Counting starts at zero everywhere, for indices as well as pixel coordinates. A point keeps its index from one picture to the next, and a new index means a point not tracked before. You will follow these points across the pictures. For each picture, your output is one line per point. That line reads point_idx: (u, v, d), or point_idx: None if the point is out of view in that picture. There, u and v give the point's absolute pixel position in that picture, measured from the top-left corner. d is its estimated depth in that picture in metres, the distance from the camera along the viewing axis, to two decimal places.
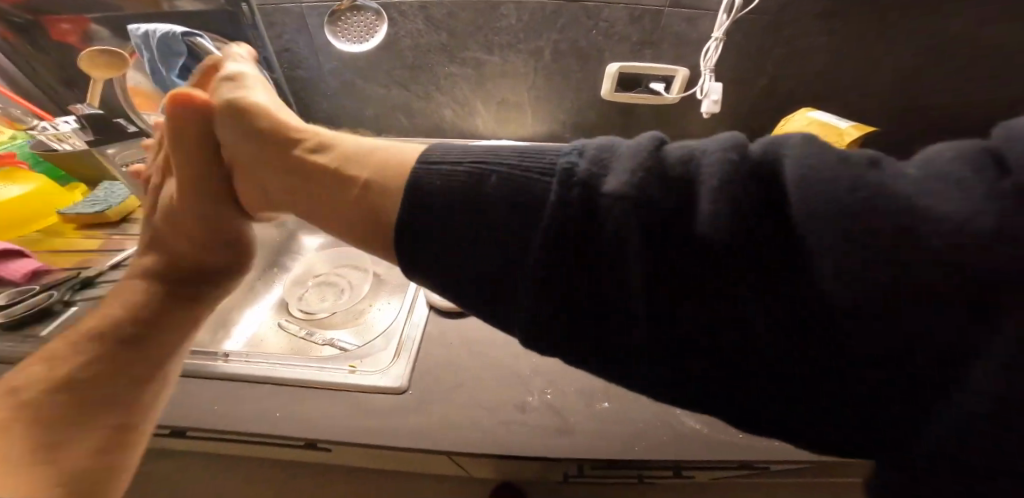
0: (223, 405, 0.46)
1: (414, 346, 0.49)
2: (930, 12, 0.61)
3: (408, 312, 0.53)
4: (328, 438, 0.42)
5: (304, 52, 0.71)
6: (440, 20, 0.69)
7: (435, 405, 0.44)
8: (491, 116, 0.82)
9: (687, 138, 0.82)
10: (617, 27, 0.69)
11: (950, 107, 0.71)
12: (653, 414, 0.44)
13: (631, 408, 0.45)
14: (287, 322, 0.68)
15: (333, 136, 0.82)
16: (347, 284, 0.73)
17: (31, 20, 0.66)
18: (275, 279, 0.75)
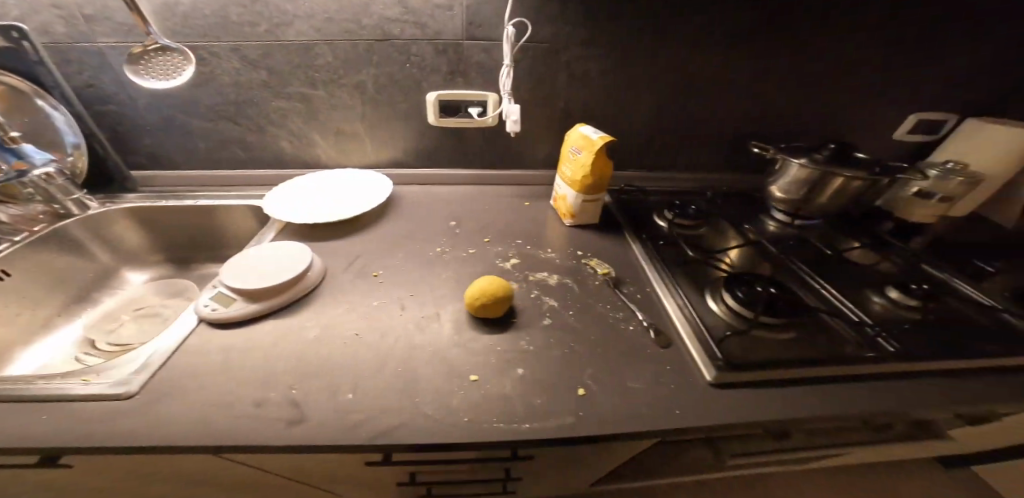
0: None
1: (162, 356, 0.48)
2: (662, 40, 0.77)
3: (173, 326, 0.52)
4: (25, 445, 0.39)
5: (109, 88, 0.73)
6: (256, 59, 0.74)
7: (162, 406, 0.42)
8: (331, 146, 0.85)
9: (520, 158, 0.90)
10: (426, 60, 0.77)
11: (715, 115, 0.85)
12: (395, 401, 0.45)
13: (376, 396, 0.45)
14: (90, 356, 0.65)
15: (167, 169, 0.83)
16: (167, 315, 0.73)
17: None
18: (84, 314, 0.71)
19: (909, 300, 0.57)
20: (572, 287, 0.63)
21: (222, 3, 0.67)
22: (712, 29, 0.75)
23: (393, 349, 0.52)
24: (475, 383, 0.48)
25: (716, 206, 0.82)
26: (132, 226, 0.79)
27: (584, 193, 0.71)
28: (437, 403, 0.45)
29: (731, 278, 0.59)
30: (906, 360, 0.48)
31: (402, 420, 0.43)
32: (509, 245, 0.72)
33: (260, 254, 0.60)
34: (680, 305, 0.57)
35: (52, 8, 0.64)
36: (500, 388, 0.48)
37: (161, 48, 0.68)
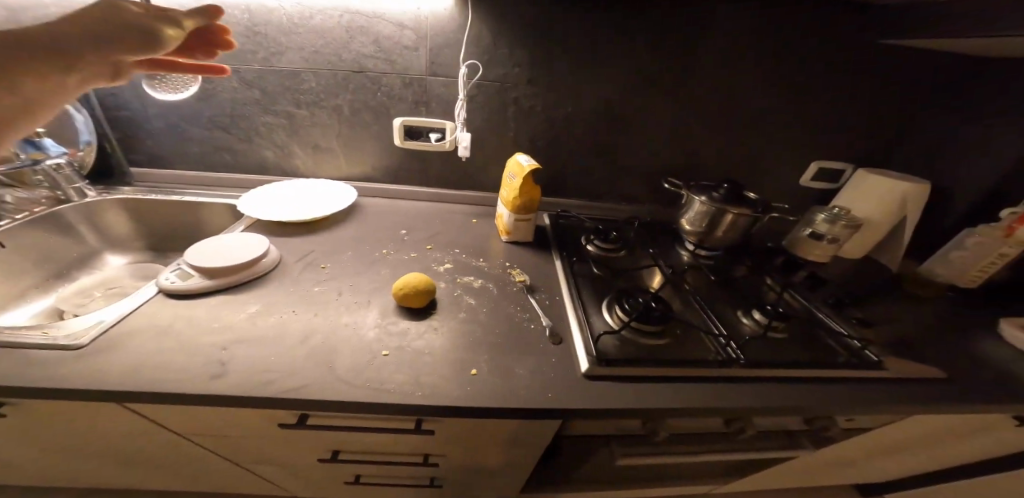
0: None
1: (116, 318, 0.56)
2: (596, 86, 0.90)
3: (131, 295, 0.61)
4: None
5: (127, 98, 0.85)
6: (252, 81, 0.86)
7: (109, 357, 0.51)
8: (308, 158, 0.96)
9: (476, 180, 1.01)
10: (395, 91, 0.89)
11: (645, 153, 0.97)
12: (309, 365, 0.54)
13: (293, 360, 0.54)
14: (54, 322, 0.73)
15: (158, 169, 0.94)
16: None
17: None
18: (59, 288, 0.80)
19: (766, 320, 0.68)
20: (491, 290, 0.72)
21: (228, 31, 0.81)
22: (639, 80, 0.88)
23: (321, 325, 0.60)
24: (384, 356, 0.56)
25: (639, 235, 0.93)
26: (122, 215, 0.89)
27: (516, 212, 0.81)
28: (348, 364, 0.54)
29: (625, 293, 0.70)
30: (749, 366, 0.59)
31: (310, 381, 0.51)
32: (449, 253, 0.82)
33: (222, 242, 0.69)
34: (578, 311, 0.66)
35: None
36: (403, 361, 0.56)
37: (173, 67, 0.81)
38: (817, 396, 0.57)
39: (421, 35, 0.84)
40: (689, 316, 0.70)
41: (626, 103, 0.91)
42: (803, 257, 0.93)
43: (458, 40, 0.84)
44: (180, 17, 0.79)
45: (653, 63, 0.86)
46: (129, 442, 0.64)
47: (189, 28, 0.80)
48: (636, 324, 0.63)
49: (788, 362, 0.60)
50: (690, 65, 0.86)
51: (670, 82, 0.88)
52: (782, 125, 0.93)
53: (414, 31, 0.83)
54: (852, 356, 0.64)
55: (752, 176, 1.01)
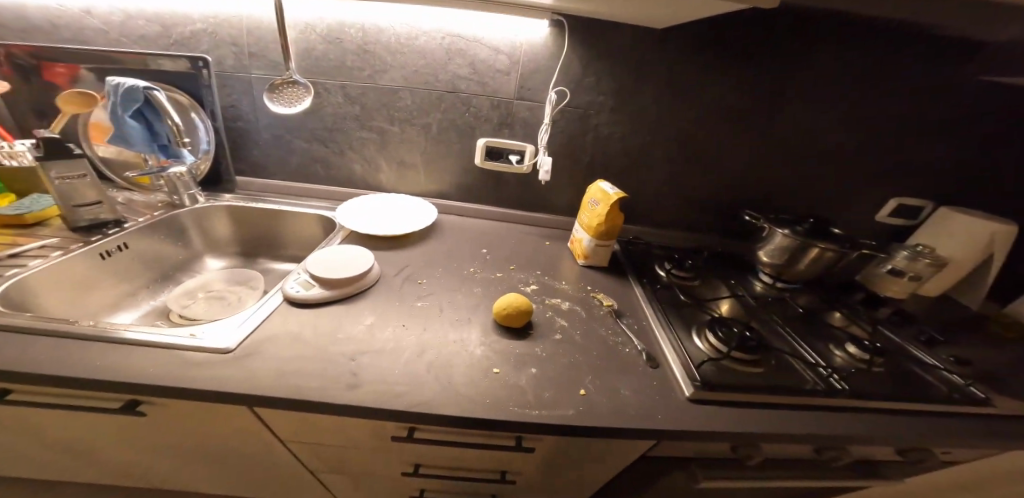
0: (71, 351, 0.55)
1: (251, 326, 0.62)
2: (677, 116, 0.93)
3: (260, 303, 0.67)
4: (151, 384, 0.52)
5: (245, 110, 0.91)
6: (356, 97, 0.91)
7: (253, 366, 0.56)
8: (393, 173, 1.01)
9: (548, 201, 1.04)
10: (483, 112, 0.94)
11: (719, 181, 0.99)
12: (428, 380, 0.58)
13: (413, 376, 0.58)
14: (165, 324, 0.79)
15: (256, 178, 1.00)
16: (233, 300, 0.86)
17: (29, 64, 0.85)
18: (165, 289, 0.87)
19: (864, 354, 0.69)
20: (580, 313, 0.75)
21: (343, 51, 0.86)
22: (719, 108, 0.91)
23: (432, 341, 0.65)
24: (496, 374, 0.60)
25: (711, 264, 0.95)
26: (224, 222, 0.96)
27: (597, 238, 0.85)
28: (465, 384, 0.58)
29: (715, 320, 0.72)
30: (852, 397, 0.61)
31: (432, 396, 0.55)
32: (530, 275, 0.85)
33: (335, 255, 0.74)
34: (671, 337, 0.69)
35: (231, 46, 0.84)
36: (516, 379, 0.59)
37: (291, 82, 0.86)
38: (919, 433, 0.58)
39: (514, 60, 0.88)
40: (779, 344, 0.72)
41: (703, 130, 0.94)
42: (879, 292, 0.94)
43: (550, 67, 0.89)
44: (304, 36, 0.85)
45: (733, 93, 0.89)
46: (232, 442, 0.69)
47: (311, 48, 0.86)
48: (734, 354, 0.65)
49: (887, 397, 0.61)
50: (769, 96, 0.89)
51: (748, 112, 0.91)
52: (857, 159, 0.94)
53: (509, 56, 0.88)
54: (955, 391, 0.65)
55: (822, 208, 1.02)
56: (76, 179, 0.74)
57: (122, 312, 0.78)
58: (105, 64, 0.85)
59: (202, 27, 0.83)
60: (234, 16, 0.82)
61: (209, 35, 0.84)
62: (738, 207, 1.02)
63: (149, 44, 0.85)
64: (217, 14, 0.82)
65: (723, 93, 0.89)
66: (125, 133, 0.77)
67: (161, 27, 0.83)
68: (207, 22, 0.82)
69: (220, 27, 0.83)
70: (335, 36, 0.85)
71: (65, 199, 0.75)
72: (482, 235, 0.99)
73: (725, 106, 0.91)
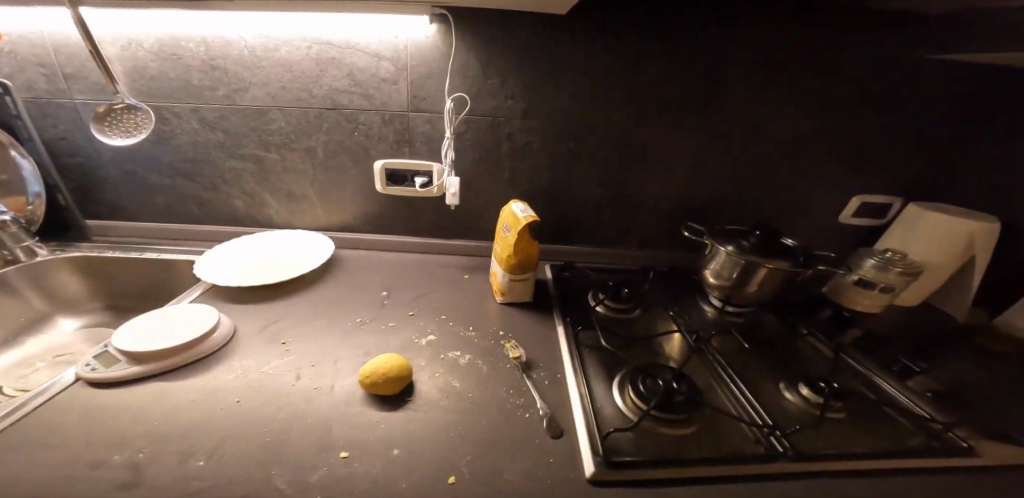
0: None
1: (16, 416, 0.43)
2: (601, 115, 0.80)
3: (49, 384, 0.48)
4: None
5: (80, 142, 0.78)
6: (215, 122, 0.79)
7: None
8: (282, 207, 0.87)
9: (469, 226, 0.90)
10: (374, 128, 0.81)
11: (659, 188, 0.86)
12: (248, 471, 0.41)
13: (231, 464, 0.41)
14: None
15: (118, 222, 0.84)
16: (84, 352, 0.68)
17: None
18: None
19: (818, 397, 0.56)
20: (480, 369, 0.61)
21: (185, 68, 0.74)
22: (643, 103, 0.78)
23: (272, 420, 0.47)
24: (343, 459, 0.45)
25: (654, 289, 0.81)
26: (71, 275, 0.76)
27: (509, 271, 0.71)
28: (292, 475, 0.42)
29: (639, 368, 0.58)
30: (797, 462, 0.46)
31: (246, 493, 0.39)
32: (433, 323, 0.71)
33: (165, 317, 0.57)
34: (583, 395, 0.55)
35: (37, 67, 0.72)
36: (368, 468, 0.44)
37: (128, 107, 0.75)
38: None
39: (400, 66, 0.77)
40: (716, 390, 0.58)
41: (631, 131, 0.81)
42: (850, 307, 0.81)
43: (441, 70, 0.77)
44: (132, 53, 0.73)
45: (656, 86, 0.77)
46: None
47: (143, 66, 0.74)
48: (654, 411, 0.51)
49: (846, 456, 0.48)
50: (700, 84, 0.76)
51: (678, 105, 0.78)
52: (809, 151, 0.82)
53: (392, 61, 0.76)
54: (929, 438, 0.52)
55: (778, 210, 0.89)
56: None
57: None
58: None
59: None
60: (35, 33, 0.70)
61: (9, 56, 0.72)
62: (684, 216, 0.89)
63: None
64: (10, 32, 0.70)
65: (647, 85, 0.77)
66: None
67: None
68: (0, 42, 0.70)
69: (17, 46, 0.70)
70: (171, 52, 0.73)
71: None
72: (391, 271, 0.84)
73: (651, 100, 0.78)
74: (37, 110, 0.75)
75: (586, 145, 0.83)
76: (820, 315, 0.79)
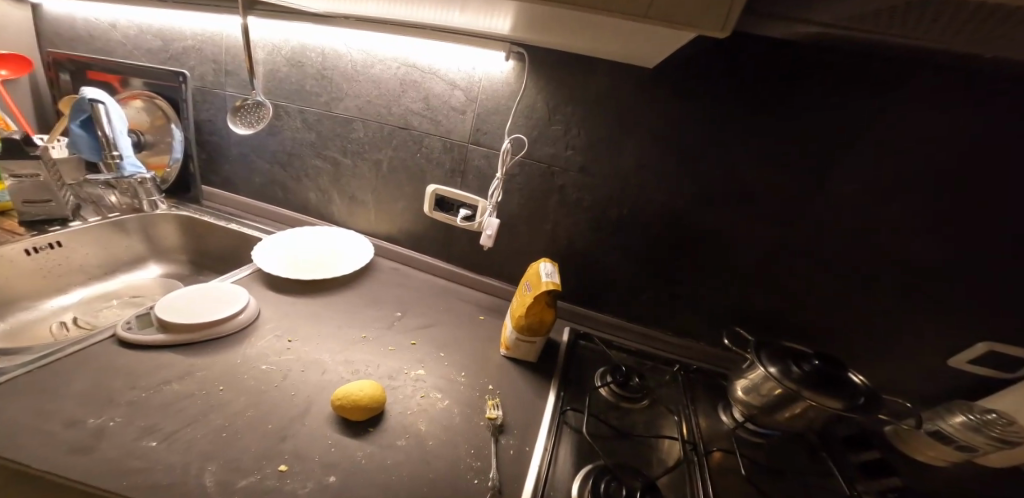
0: None
1: (45, 359, 0.52)
2: (665, 183, 0.71)
3: (87, 337, 0.57)
4: None
5: (219, 125, 0.95)
6: (312, 123, 0.90)
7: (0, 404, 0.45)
8: (344, 207, 0.95)
9: (501, 267, 0.88)
10: (434, 154, 0.85)
11: (721, 276, 0.74)
12: (186, 463, 0.44)
13: (177, 451, 0.44)
14: (58, 329, 0.73)
15: (225, 192, 1.01)
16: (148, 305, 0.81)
17: (75, 70, 0.99)
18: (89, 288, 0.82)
19: None
20: (454, 417, 0.58)
21: (304, 76, 0.87)
22: (719, 181, 0.68)
23: (235, 416, 0.50)
24: (279, 472, 0.45)
25: (671, 381, 0.70)
26: (175, 229, 0.92)
27: (520, 330, 0.66)
28: (223, 476, 0.43)
29: (609, 470, 0.51)
30: None
31: (175, 481, 0.41)
32: (430, 357, 0.69)
33: (204, 294, 0.66)
34: (540, 477, 0.50)
35: (212, 64, 0.91)
36: (296, 489, 0.44)
37: (256, 104, 0.91)
38: None
39: (471, 98, 0.79)
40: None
41: (696, 207, 0.71)
42: (907, 453, 0.65)
43: (508, 108, 0.77)
44: (274, 60, 0.88)
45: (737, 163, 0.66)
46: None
47: (277, 70, 0.88)
48: None
49: None
50: (797, 169, 0.63)
51: (760, 187, 0.66)
52: (940, 280, 0.62)
53: (465, 93, 0.79)
54: None
55: (878, 343, 0.70)
56: (29, 178, 0.74)
57: (28, 311, 0.72)
58: (120, 73, 0.95)
59: (191, 44, 0.92)
60: (217, 34, 0.88)
61: (197, 50, 0.92)
62: (741, 317, 0.75)
63: (151, 57, 0.96)
64: (204, 31, 0.89)
65: (727, 158, 0.66)
66: (74, 141, 0.77)
67: (162, 42, 0.94)
68: (195, 38, 0.90)
69: (206, 46, 0.91)
70: (298, 60, 0.86)
71: (15, 195, 0.73)
72: (416, 291, 0.86)
73: (732, 176, 0.67)
74: (201, 93, 0.95)
75: (641, 209, 0.74)
76: (852, 453, 0.63)
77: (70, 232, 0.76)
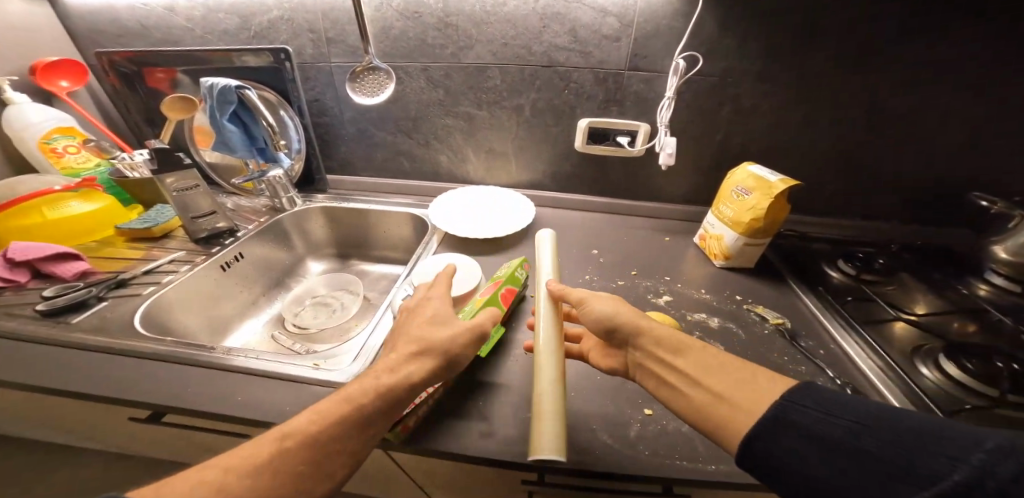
0: (191, 388, 0.49)
1: (371, 352, 0.54)
2: (867, 75, 0.67)
3: (372, 330, 0.58)
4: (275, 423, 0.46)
5: (329, 103, 0.84)
6: (439, 80, 0.79)
7: None
8: (480, 163, 0.90)
9: (662, 189, 0.88)
10: (585, 87, 0.77)
11: (911, 164, 0.73)
12: (574, 428, 0.48)
13: None
14: (279, 335, 0.75)
15: (346, 176, 0.95)
16: (336, 307, 0.80)
17: (134, 71, 0.80)
18: (277, 296, 0.83)
19: None
20: (735, 331, 0.58)
21: (423, 26, 0.73)
22: (930, 66, 0.64)
23: (560, 379, 0.54)
24: (650, 417, 0.49)
25: (907, 264, 0.70)
26: (320, 222, 0.91)
27: (748, 236, 0.67)
28: (614, 432, 0.47)
29: (956, 346, 0.50)
30: None
31: (582, 446, 0.45)
32: (660, 282, 0.71)
33: (439, 267, 0.68)
34: (885, 368, 0.50)
35: (308, 33, 0.76)
36: (676, 427, 0.47)
37: (372, 68, 0.77)
38: None
39: (627, 22, 0.69)
40: None
41: (901, 98, 0.68)
42: None
43: (674, 28, 0.68)
44: (382, 14, 0.73)
45: (956, 48, 0.62)
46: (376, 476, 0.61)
47: (387, 25, 0.74)
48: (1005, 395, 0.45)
49: None
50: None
51: (975, 70, 0.64)
52: None
53: (621, 17, 0.69)
54: None
55: None
56: (189, 189, 0.70)
57: (246, 322, 0.75)
58: (201, 64, 0.78)
59: (278, 15, 0.74)
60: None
61: (285, 21, 0.75)
62: (937, 191, 0.75)
63: (232, 40, 0.78)
64: None
65: (942, 41, 0.62)
66: (225, 137, 0.70)
67: (240, 18, 0.75)
68: (280, 8, 0.73)
69: (297, 12, 0.73)
70: (413, 9, 0.72)
71: (184, 211, 0.70)
72: (589, 229, 0.85)
73: (953, 54, 0.63)
74: (303, 73, 0.81)
75: (831, 112, 0.71)
76: None
77: (243, 242, 0.76)
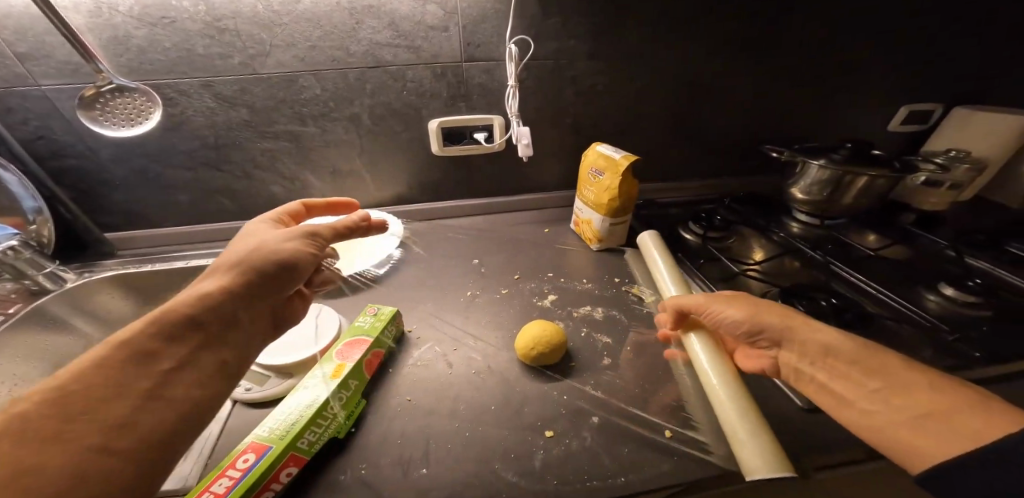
0: None
1: (207, 443, 0.44)
2: (675, 44, 0.71)
3: None
4: None
5: (67, 140, 0.63)
6: (232, 96, 0.64)
7: None
8: (328, 186, 0.78)
9: (532, 181, 0.85)
10: (425, 85, 0.69)
11: (729, 121, 0.82)
12: (471, 473, 0.42)
13: (452, 470, 0.42)
14: None
15: (140, 230, 0.75)
16: None
17: None
18: None
19: (964, 296, 0.57)
20: (619, 318, 0.61)
21: (185, 33, 0.58)
22: (722, 31, 0.71)
23: (456, 417, 0.47)
24: (551, 439, 0.45)
25: (740, 215, 0.80)
26: (118, 294, 0.70)
27: (610, 216, 0.68)
28: (518, 466, 0.42)
29: (787, 292, 0.58)
30: (983, 358, 0.47)
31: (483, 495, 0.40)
32: (544, 278, 0.69)
33: None
34: None
35: None
36: (578, 441, 0.45)
37: (118, 88, 0.58)
38: None
39: (448, 9, 0.62)
40: (863, 303, 0.59)
41: (708, 62, 0.74)
42: (915, 203, 0.82)
43: (498, 11, 0.64)
44: (107, 21, 0.56)
45: (734, 18, 0.70)
46: None
47: (123, 34, 0.57)
48: None
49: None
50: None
51: (753, 32, 0.72)
52: (881, 66, 0.79)
53: (440, 3, 0.62)
54: None
55: (843, 130, 0.87)
56: None
57: None
58: None
59: None
60: None
61: None
62: (753, 144, 0.86)
63: None
64: None
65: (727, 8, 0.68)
66: None
67: None
68: None
69: None
70: (160, 8, 0.56)
71: None
72: (467, 236, 0.80)
73: (735, 20, 0.70)
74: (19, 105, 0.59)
75: (654, 82, 0.75)
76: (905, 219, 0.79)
77: None
